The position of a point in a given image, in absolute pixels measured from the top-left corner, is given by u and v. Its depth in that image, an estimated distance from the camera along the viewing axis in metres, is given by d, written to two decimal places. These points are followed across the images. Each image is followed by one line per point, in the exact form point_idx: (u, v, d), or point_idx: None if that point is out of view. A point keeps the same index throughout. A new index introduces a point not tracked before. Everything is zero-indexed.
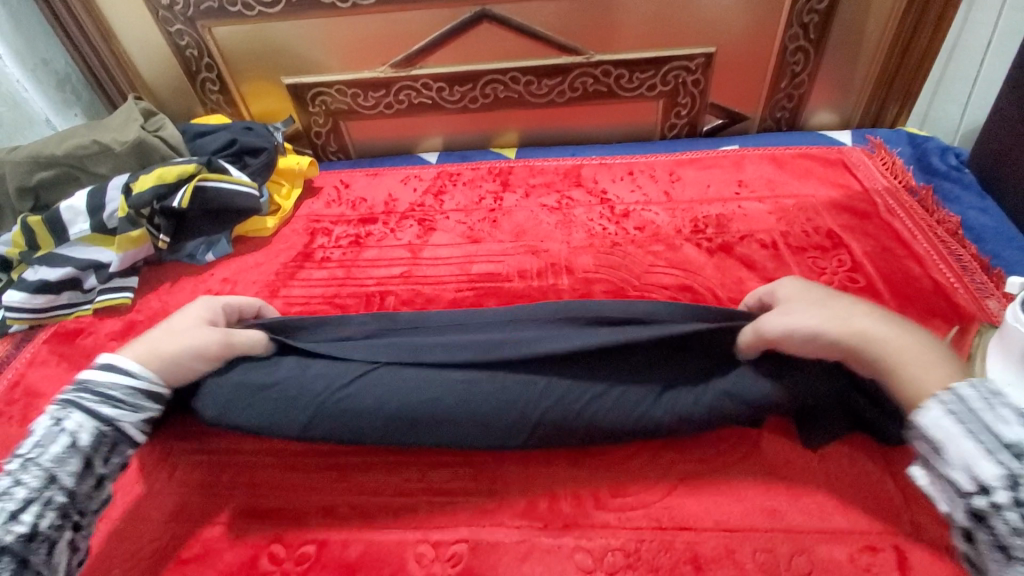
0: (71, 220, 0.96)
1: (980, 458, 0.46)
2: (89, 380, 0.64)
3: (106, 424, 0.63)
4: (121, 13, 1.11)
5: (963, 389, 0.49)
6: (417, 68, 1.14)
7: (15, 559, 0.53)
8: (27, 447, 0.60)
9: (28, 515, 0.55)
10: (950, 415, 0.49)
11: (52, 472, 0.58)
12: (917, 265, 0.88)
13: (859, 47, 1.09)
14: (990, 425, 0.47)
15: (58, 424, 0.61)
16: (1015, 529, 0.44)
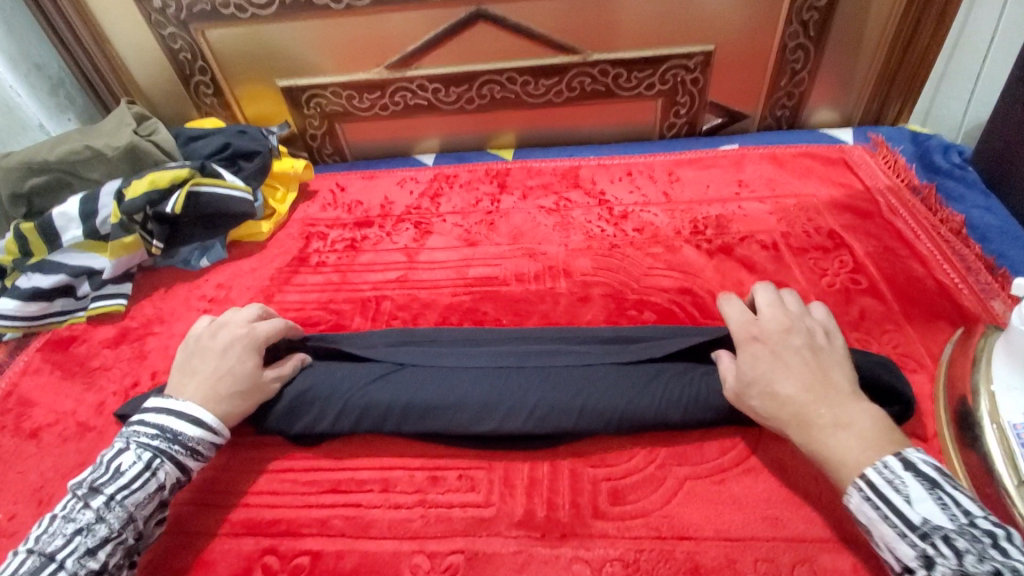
0: (64, 227, 0.95)
1: (897, 539, 0.49)
2: (174, 425, 0.63)
3: (185, 472, 0.63)
4: (113, 17, 1.10)
5: (867, 471, 0.51)
6: (412, 69, 1.13)
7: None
8: (109, 482, 0.58)
9: (102, 553, 0.56)
10: (863, 499, 0.51)
11: (132, 515, 0.58)
12: (920, 265, 0.86)
13: (860, 44, 1.08)
14: (898, 506, 0.49)
15: (147, 469, 0.60)
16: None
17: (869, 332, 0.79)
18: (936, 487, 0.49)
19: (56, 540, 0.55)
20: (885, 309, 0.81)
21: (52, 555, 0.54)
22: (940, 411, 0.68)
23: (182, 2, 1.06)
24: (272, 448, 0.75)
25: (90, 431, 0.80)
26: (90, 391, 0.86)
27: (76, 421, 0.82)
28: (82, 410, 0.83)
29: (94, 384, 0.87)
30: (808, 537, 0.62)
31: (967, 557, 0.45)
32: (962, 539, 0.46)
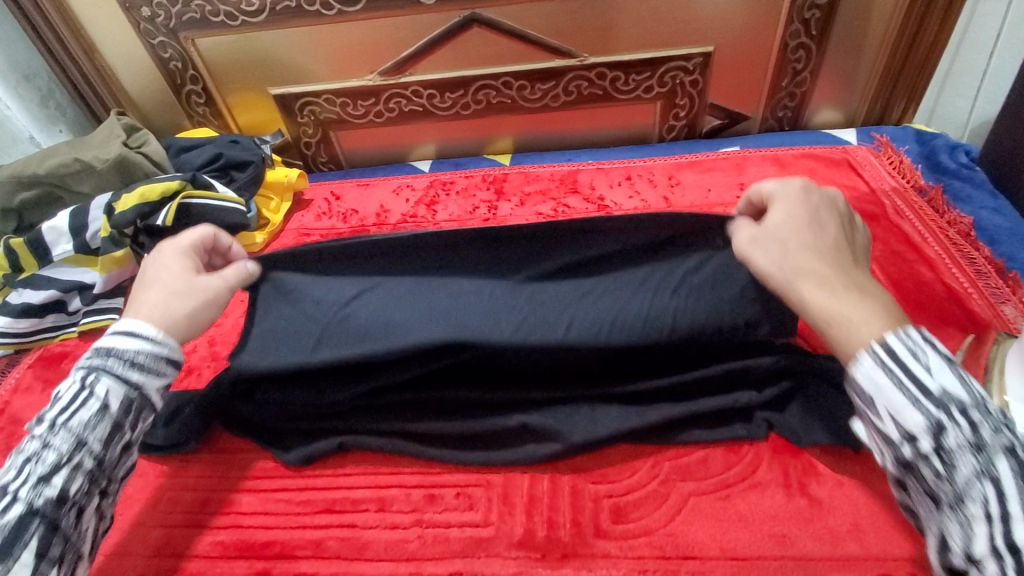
0: (54, 241, 0.94)
1: (909, 407, 0.46)
2: (112, 346, 0.59)
3: (135, 390, 0.59)
4: (102, 27, 1.09)
5: (888, 339, 0.48)
6: (406, 75, 1.11)
7: (44, 527, 0.52)
8: (52, 409, 0.57)
9: (58, 479, 0.54)
10: (879, 366, 0.48)
11: (81, 439, 0.56)
12: (928, 269, 0.84)
13: (863, 42, 1.05)
14: (918, 374, 0.46)
15: (86, 391, 0.57)
16: (941, 476, 0.45)
17: None
18: (953, 363, 0.47)
19: (9, 473, 0.54)
20: None
21: (5, 486, 0.53)
22: None
23: (172, 11, 1.05)
24: (265, 466, 0.73)
25: None
26: None
27: None
28: None
29: None
30: (818, 555, 0.59)
31: (983, 430, 0.44)
32: (976, 411, 0.45)
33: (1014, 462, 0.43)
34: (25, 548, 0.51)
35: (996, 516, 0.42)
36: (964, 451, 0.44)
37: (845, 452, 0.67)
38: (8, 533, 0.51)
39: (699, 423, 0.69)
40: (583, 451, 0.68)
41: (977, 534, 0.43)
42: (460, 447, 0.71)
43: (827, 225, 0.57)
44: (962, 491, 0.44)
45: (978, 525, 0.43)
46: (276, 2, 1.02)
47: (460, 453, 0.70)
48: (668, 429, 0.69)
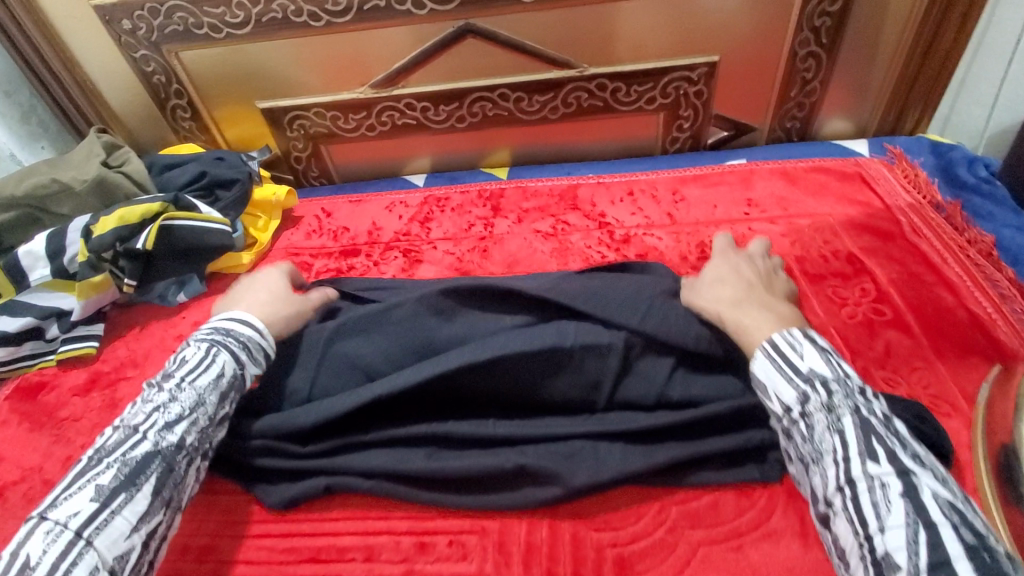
0: (31, 265, 0.89)
1: (783, 385, 0.55)
2: (233, 328, 0.66)
3: (242, 368, 0.65)
4: (82, 40, 1.05)
5: (773, 336, 0.58)
6: (398, 88, 1.07)
7: (162, 468, 0.56)
8: (179, 369, 0.62)
9: (178, 429, 0.58)
10: (764, 355, 0.57)
11: (201, 397, 0.60)
12: (948, 292, 0.80)
13: (875, 50, 1.01)
14: (792, 360, 0.55)
15: (209, 357, 0.63)
16: (805, 436, 0.53)
17: (897, 370, 0.72)
18: (828, 351, 0.56)
19: (138, 416, 0.59)
20: (912, 343, 0.74)
21: (135, 426, 0.57)
22: (980, 463, 0.61)
23: (154, 23, 1.01)
24: (247, 510, 0.69)
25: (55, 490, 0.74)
26: (57, 445, 0.79)
27: (41, 479, 0.76)
28: (49, 465, 0.77)
29: (61, 437, 0.80)
30: None
31: (839, 393, 0.53)
32: (836, 383, 0.53)
33: (858, 414, 0.51)
34: (145, 481, 0.55)
35: (841, 458, 0.50)
36: (820, 411, 0.52)
37: None
38: (135, 466, 0.55)
39: (708, 464, 0.65)
40: (584, 495, 0.64)
41: (829, 476, 0.50)
42: (454, 490, 0.66)
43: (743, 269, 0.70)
44: (818, 444, 0.52)
45: (830, 469, 0.50)
46: (262, 13, 0.98)
47: (455, 496, 0.65)
48: (675, 471, 0.65)
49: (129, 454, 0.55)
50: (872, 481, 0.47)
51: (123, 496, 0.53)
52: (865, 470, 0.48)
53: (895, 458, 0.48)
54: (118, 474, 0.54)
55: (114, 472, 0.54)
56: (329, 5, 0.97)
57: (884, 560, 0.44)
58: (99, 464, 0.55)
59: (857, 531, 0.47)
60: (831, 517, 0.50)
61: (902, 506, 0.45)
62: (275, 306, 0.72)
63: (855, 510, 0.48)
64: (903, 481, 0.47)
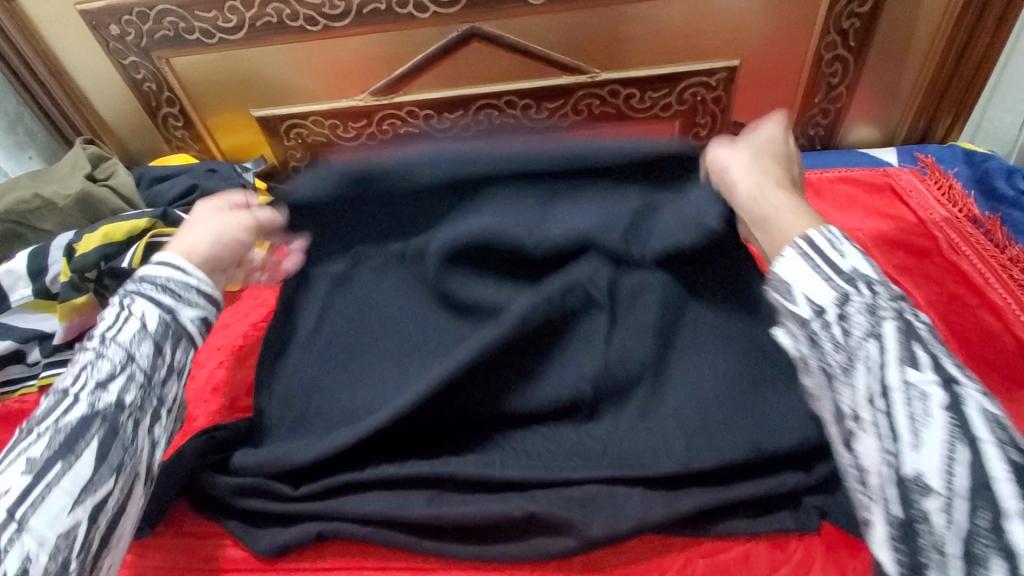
0: (12, 285, 0.84)
1: (821, 284, 0.44)
2: (146, 275, 0.59)
3: (170, 313, 0.58)
4: (69, 47, 1.00)
5: (809, 231, 0.47)
6: (400, 95, 1.02)
7: (105, 430, 0.50)
8: (101, 327, 0.56)
9: (113, 386, 0.52)
10: (799, 253, 0.46)
11: (132, 351, 0.54)
12: (993, 317, 0.74)
13: (907, 54, 0.95)
14: (831, 257, 0.45)
15: (125, 310, 0.56)
16: (838, 343, 0.43)
17: None
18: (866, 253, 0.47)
19: (66, 378, 0.53)
20: None
21: (64, 390, 0.52)
22: None
23: (143, 29, 0.95)
24: (234, 557, 0.63)
25: None
26: None
27: None
28: None
29: None
30: None
31: (881, 296, 0.43)
32: (882, 284, 0.44)
33: (903, 319, 0.42)
34: (84, 447, 0.49)
35: (877, 367, 0.41)
36: (862, 315, 0.42)
37: None
38: (71, 432, 0.49)
39: (738, 511, 0.59)
40: (602, 546, 0.58)
41: (858, 386, 0.41)
42: (459, 539, 0.60)
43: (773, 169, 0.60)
44: (852, 351, 0.42)
45: (860, 377, 0.41)
46: (256, 17, 0.93)
47: (461, 545, 0.60)
48: (702, 520, 0.59)
49: (62, 420, 0.50)
50: (911, 392, 0.39)
51: (59, 466, 0.47)
52: (903, 378, 0.40)
53: (941, 365, 0.40)
54: (51, 444, 0.48)
55: (46, 442, 0.48)
56: (326, 8, 0.91)
57: (913, 482, 0.38)
58: (31, 435, 0.49)
59: (885, 448, 0.39)
60: (855, 435, 0.42)
61: (944, 420, 0.38)
62: (210, 224, 0.64)
63: (887, 426, 0.39)
64: (947, 391, 0.39)
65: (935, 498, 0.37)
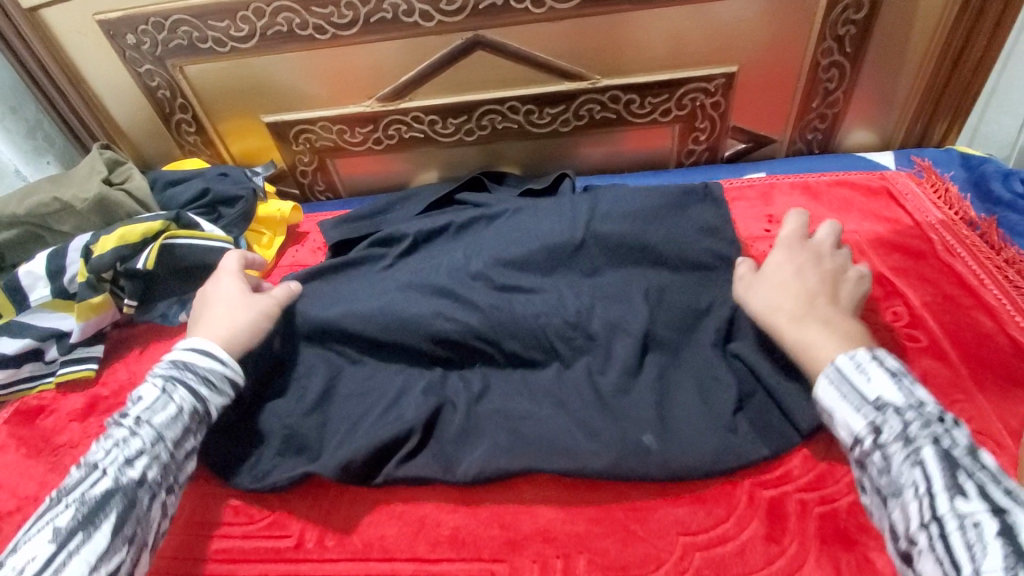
0: (31, 285, 0.87)
1: (855, 414, 0.55)
2: (189, 361, 0.68)
3: (201, 402, 0.66)
4: (85, 56, 1.03)
5: (839, 358, 0.57)
6: (406, 101, 1.04)
7: (123, 504, 0.57)
8: (135, 408, 0.64)
9: (139, 464, 0.60)
10: (831, 382, 0.57)
11: (160, 434, 0.62)
12: (987, 317, 0.75)
13: (903, 59, 0.96)
14: (858, 384, 0.55)
15: (165, 395, 0.65)
16: (883, 469, 0.52)
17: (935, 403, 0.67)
18: (898, 375, 0.55)
19: (98, 453, 0.61)
20: (950, 373, 0.70)
21: (94, 464, 0.60)
22: None
23: (158, 38, 0.99)
24: (248, 548, 0.67)
25: None
26: (54, 472, 0.78)
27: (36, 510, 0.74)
28: (45, 495, 0.76)
29: (58, 464, 0.79)
30: None
31: (913, 426, 0.52)
32: (910, 411, 0.52)
33: (940, 449, 0.50)
34: (104, 520, 0.55)
35: (923, 492, 0.48)
36: (897, 442, 0.52)
37: None
38: (94, 505, 0.56)
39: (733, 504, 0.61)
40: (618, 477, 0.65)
41: (912, 515, 0.49)
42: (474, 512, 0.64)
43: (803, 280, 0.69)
44: (897, 478, 0.51)
45: (911, 506, 0.49)
46: (267, 26, 0.96)
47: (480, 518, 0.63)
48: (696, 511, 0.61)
49: (89, 493, 0.57)
50: (963, 521, 0.46)
51: (80, 535, 0.54)
52: (953, 508, 0.47)
53: (987, 496, 0.46)
54: (76, 514, 0.56)
55: (72, 513, 0.56)
56: (335, 17, 0.94)
57: None
58: (60, 504, 0.57)
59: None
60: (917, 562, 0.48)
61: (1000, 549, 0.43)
62: (234, 311, 0.74)
63: (945, 551, 0.46)
64: (998, 520, 0.45)
65: None
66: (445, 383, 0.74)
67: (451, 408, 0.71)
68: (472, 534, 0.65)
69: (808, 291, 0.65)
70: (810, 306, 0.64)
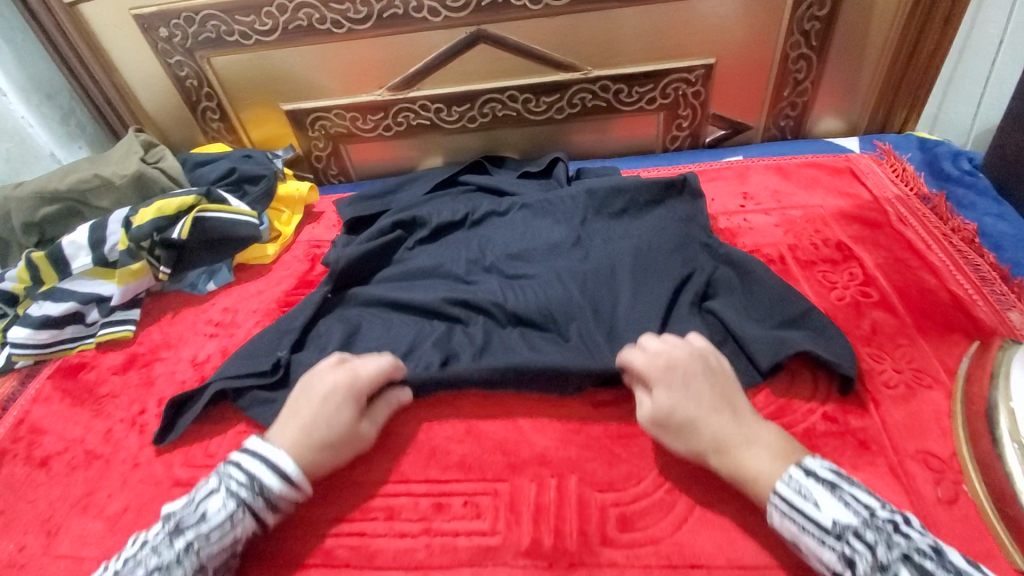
0: (74, 254, 0.96)
1: (820, 547, 0.53)
2: (262, 484, 0.62)
3: (257, 526, 0.63)
4: (119, 48, 1.12)
5: (779, 487, 0.56)
6: (414, 90, 1.14)
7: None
8: (193, 528, 0.58)
9: None
10: (784, 516, 0.55)
11: (206, 567, 0.58)
12: (932, 276, 0.85)
13: (864, 52, 1.07)
14: (810, 512, 0.54)
15: (228, 522, 0.59)
16: None
17: (882, 347, 0.77)
18: (835, 486, 0.55)
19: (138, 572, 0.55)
20: (897, 323, 0.79)
21: None
22: (958, 429, 0.67)
23: (188, 31, 1.08)
24: None
25: (98, 459, 0.81)
26: (99, 418, 0.87)
27: (83, 449, 0.83)
28: (90, 437, 0.84)
29: (102, 411, 0.88)
30: None
31: (879, 549, 0.49)
32: (868, 530, 0.51)
33: (913, 566, 0.47)
34: None
35: None
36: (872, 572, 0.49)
37: (846, 458, 0.67)
38: None
39: None
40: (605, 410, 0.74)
41: None
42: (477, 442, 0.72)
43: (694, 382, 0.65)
44: None
45: None
46: (289, 21, 1.05)
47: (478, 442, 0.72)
48: None
49: None
50: None
51: None
52: None
53: None
54: None
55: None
56: (351, 13, 1.04)
57: None
58: None
59: None
60: None
61: None
62: (322, 421, 0.67)
63: None
64: None
65: None
66: (451, 339, 0.82)
67: (456, 359, 0.80)
68: (477, 460, 0.73)
69: (708, 398, 0.64)
70: (723, 419, 0.63)
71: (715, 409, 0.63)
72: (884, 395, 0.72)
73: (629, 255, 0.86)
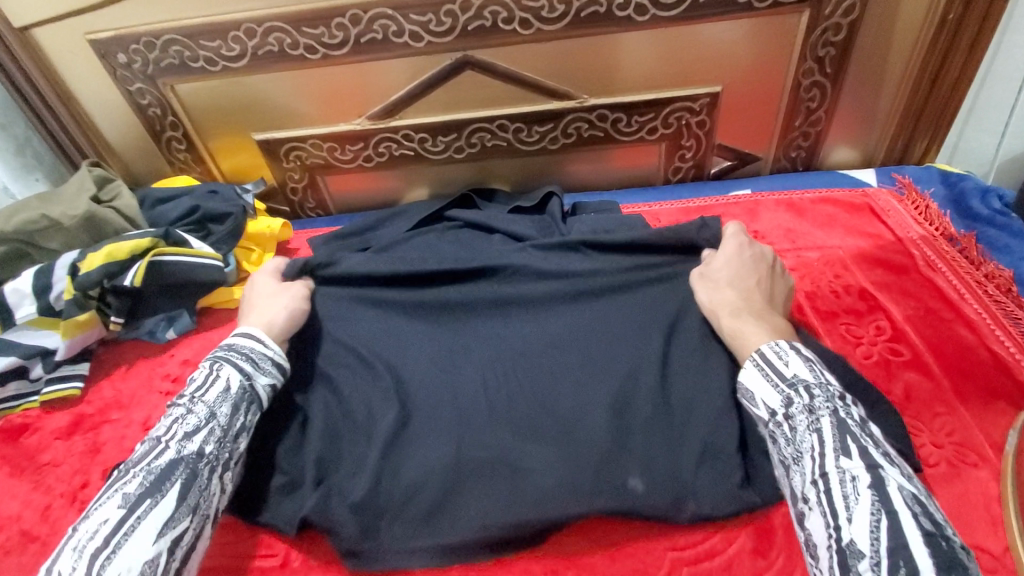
0: (17, 303, 0.85)
1: (771, 392, 0.59)
2: (236, 344, 0.71)
3: (248, 378, 0.68)
4: (76, 73, 1.03)
5: (762, 347, 0.62)
6: (396, 119, 1.06)
7: (186, 474, 0.59)
8: (189, 388, 0.66)
9: (197, 438, 0.61)
10: (754, 366, 0.61)
11: (213, 410, 0.63)
12: (969, 332, 0.76)
13: (882, 79, 0.99)
14: (777, 369, 0.59)
15: (214, 372, 0.67)
16: (788, 439, 0.56)
17: (918, 416, 0.68)
18: (812, 361, 0.59)
19: (161, 428, 0.63)
20: (933, 386, 0.71)
21: (158, 438, 0.61)
22: (1012, 521, 0.58)
23: (149, 57, 0.99)
24: None
25: (34, 542, 0.71)
26: (37, 492, 0.77)
27: (17, 530, 0.73)
28: (26, 516, 0.74)
29: (41, 483, 0.77)
30: None
31: (817, 399, 0.56)
32: (818, 388, 0.56)
33: (837, 417, 0.54)
34: (169, 487, 0.57)
35: (818, 455, 0.53)
36: (802, 414, 0.56)
37: None
38: (159, 474, 0.58)
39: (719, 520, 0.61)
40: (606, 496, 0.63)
41: (806, 471, 0.53)
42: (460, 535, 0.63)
43: (749, 270, 0.75)
44: (799, 445, 0.55)
45: (807, 466, 0.54)
46: (258, 46, 0.97)
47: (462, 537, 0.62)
48: None
49: (153, 463, 0.59)
50: (843, 476, 0.51)
51: (148, 502, 0.56)
52: (837, 464, 0.51)
53: (866, 454, 0.51)
54: (143, 482, 0.57)
55: (139, 480, 0.57)
56: (326, 38, 0.96)
57: (848, 548, 0.48)
58: (127, 474, 0.58)
59: (828, 522, 0.50)
60: (806, 514, 0.53)
61: (869, 498, 0.49)
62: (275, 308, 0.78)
63: (827, 504, 0.51)
64: (871, 475, 0.50)
65: (866, 560, 0.46)
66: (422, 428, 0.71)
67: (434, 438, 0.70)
68: None
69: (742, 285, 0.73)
70: (738, 305, 0.70)
71: (718, 288, 0.74)
72: (922, 475, 0.63)
73: (629, 325, 0.77)
